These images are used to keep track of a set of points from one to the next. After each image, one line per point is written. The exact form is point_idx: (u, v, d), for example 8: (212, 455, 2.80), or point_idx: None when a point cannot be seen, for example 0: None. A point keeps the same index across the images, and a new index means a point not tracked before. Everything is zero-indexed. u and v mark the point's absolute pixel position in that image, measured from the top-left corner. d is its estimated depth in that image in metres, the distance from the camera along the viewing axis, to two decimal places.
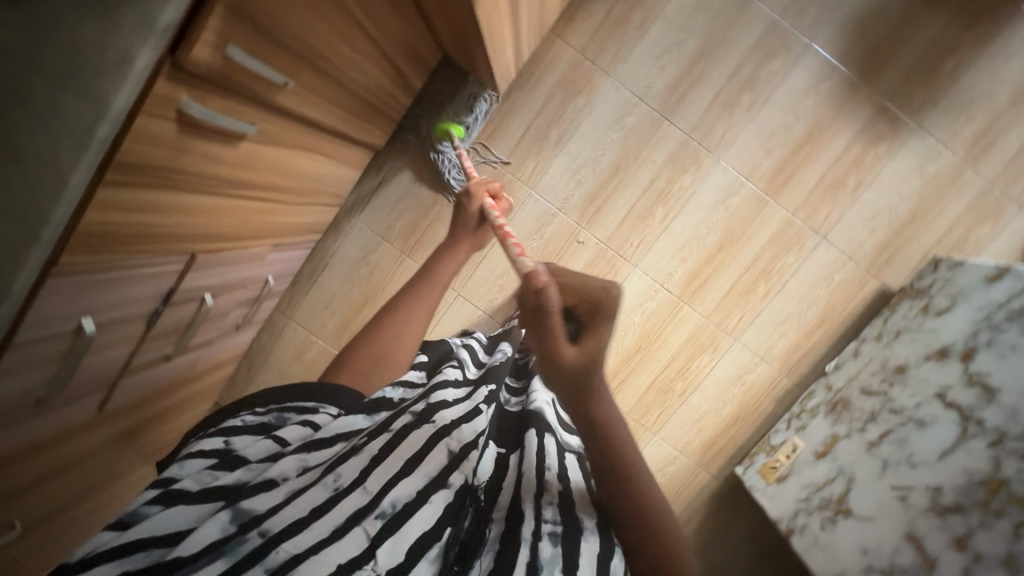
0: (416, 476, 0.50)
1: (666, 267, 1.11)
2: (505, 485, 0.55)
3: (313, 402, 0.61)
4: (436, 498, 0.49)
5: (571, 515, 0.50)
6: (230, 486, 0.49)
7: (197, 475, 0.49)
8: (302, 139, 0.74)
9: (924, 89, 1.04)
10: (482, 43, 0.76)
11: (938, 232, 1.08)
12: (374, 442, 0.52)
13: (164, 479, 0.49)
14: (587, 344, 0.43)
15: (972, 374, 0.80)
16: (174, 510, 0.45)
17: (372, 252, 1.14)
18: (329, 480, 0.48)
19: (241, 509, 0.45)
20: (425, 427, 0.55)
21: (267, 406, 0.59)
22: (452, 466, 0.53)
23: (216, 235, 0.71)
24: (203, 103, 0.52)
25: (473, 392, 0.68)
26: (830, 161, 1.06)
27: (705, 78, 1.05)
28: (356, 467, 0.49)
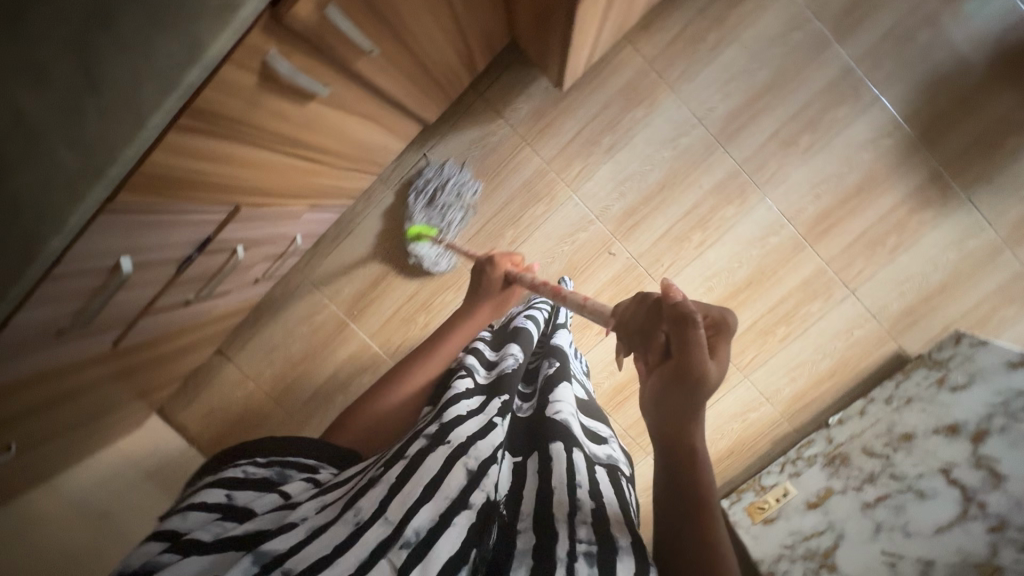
0: (438, 499, 0.45)
1: (692, 293, 1.11)
2: (526, 498, 0.51)
3: (314, 460, 0.58)
4: (460, 520, 0.44)
5: (605, 532, 0.46)
6: (246, 532, 0.44)
7: (206, 526, 0.44)
8: (366, 106, 0.72)
9: (981, 163, 1.03)
10: (576, 28, 0.73)
11: (963, 307, 1.08)
12: (391, 472, 0.48)
13: (168, 532, 0.44)
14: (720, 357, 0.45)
15: (981, 456, 0.81)
16: (190, 559, 0.40)
17: (401, 227, 1.12)
18: (349, 515, 0.44)
19: (263, 550, 0.41)
20: (440, 450, 0.50)
21: (267, 458, 0.54)
22: (472, 485, 0.47)
23: (258, 191, 0.68)
24: (289, 60, 0.50)
25: (484, 403, 0.61)
26: (874, 217, 1.06)
27: (769, 112, 1.03)
28: (377, 498, 0.45)
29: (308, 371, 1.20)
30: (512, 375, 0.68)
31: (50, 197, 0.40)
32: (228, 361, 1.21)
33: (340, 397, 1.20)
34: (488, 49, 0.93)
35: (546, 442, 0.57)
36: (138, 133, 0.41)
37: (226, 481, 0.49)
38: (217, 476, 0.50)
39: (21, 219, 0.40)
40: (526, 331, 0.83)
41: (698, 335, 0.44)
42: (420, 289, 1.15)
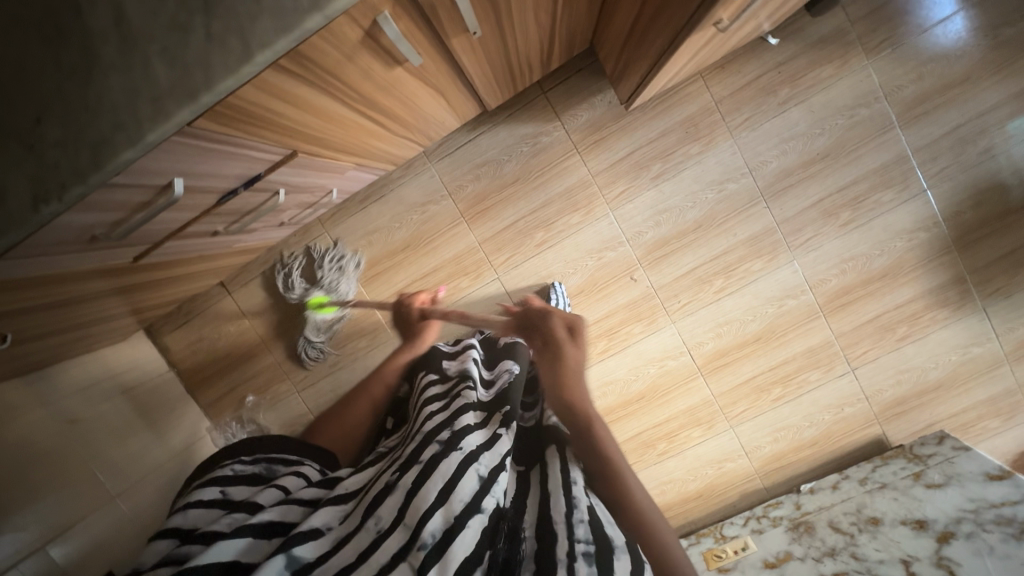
0: (453, 502, 0.48)
1: (700, 336, 1.11)
2: (529, 506, 0.53)
3: (296, 455, 0.60)
4: (473, 523, 0.47)
5: (602, 532, 0.46)
6: (261, 521, 0.47)
7: (217, 522, 0.47)
8: (440, 80, 0.71)
9: (1006, 276, 1.05)
10: (666, 53, 0.73)
11: (952, 409, 1.11)
12: (407, 478, 0.52)
13: (174, 529, 0.47)
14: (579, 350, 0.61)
15: (942, 556, 0.82)
16: (215, 547, 0.43)
17: (433, 203, 1.11)
18: (371, 523, 0.48)
19: (294, 555, 0.44)
20: (454, 455, 0.53)
21: (254, 456, 0.57)
22: (483, 491, 0.50)
23: (316, 141, 0.65)
24: (396, 24, 0.49)
25: (488, 418, 0.63)
26: (892, 304, 1.07)
27: (818, 179, 1.04)
28: (395, 505, 0.49)
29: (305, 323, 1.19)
30: (514, 390, 0.69)
31: (136, 110, 0.41)
32: (228, 295, 1.19)
33: (332, 357, 1.20)
34: (565, 50, 0.92)
35: (552, 445, 0.57)
36: (241, 67, 0.41)
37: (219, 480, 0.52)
38: (209, 476, 0.53)
39: (103, 120, 0.41)
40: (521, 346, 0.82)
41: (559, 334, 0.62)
42: (437, 270, 1.13)
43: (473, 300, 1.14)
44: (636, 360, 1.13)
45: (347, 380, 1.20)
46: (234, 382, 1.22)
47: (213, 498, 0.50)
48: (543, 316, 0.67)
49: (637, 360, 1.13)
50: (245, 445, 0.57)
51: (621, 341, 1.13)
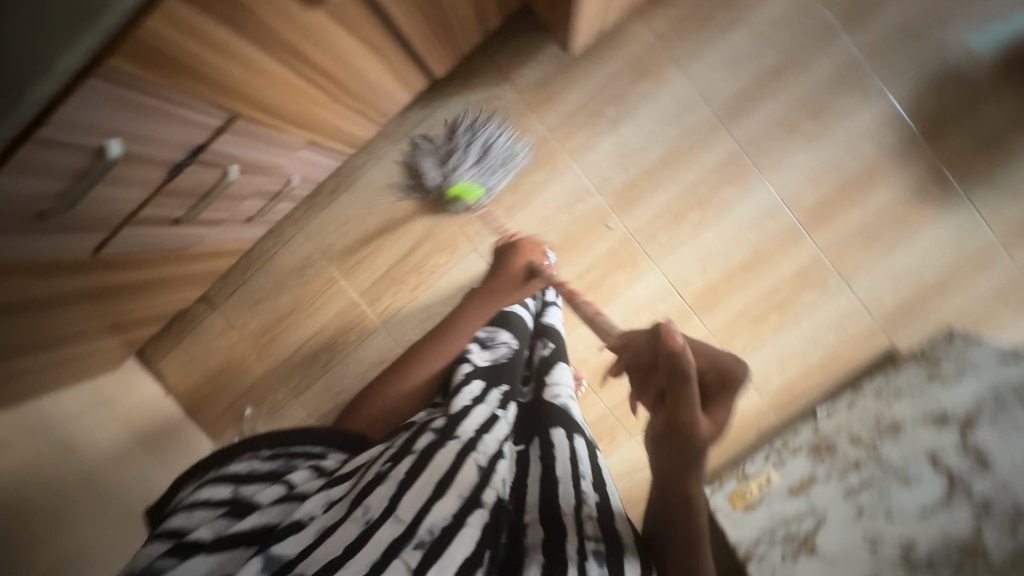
0: (450, 497, 0.56)
1: (686, 274, 1.10)
2: (530, 489, 0.63)
3: (318, 447, 0.68)
4: (472, 520, 0.55)
5: (610, 530, 0.58)
6: (249, 528, 0.53)
7: (211, 524, 0.54)
8: (369, 34, 0.73)
9: (983, 162, 1.03)
10: None
11: (960, 306, 1.07)
12: (399, 468, 0.59)
13: (175, 530, 0.53)
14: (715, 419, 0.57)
15: (970, 444, 0.78)
16: (195, 559, 0.50)
17: (400, 184, 1.12)
18: (359, 514, 0.54)
19: (273, 555, 0.50)
20: (450, 446, 0.62)
21: (274, 453, 0.64)
22: (483, 483, 0.59)
23: (256, 101, 0.67)
24: None
25: (486, 392, 0.74)
26: (874, 209, 1.05)
27: (774, 96, 1.03)
28: (385, 496, 0.55)
29: (293, 326, 1.18)
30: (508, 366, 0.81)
31: (42, 41, 0.41)
32: (213, 309, 1.19)
33: (324, 356, 1.18)
34: (497, 5, 0.95)
35: (550, 431, 0.69)
36: None
37: (233, 481, 0.59)
38: (225, 474, 0.60)
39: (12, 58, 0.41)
40: (518, 320, 0.94)
41: (693, 387, 0.57)
42: (415, 250, 1.14)
43: (455, 275, 1.14)
44: (626, 309, 1.12)
45: (341, 377, 1.18)
46: (232, 397, 1.21)
47: (222, 497, 0.57)
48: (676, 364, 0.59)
49: (626, 309, 1.12)
50: (266, 441, 0.65)
51: (608, 293, 1.11)
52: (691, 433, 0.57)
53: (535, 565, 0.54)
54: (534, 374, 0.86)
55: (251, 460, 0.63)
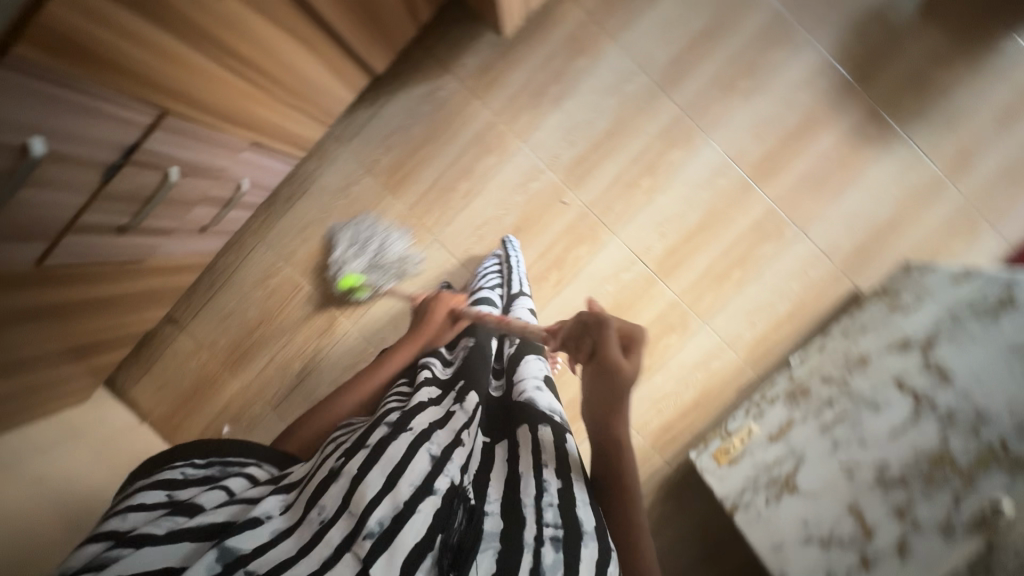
0: (402, 487, 0.52)
1: (646, 240, 1.11)
2: (493, 481, 0.59)
3: (250, 457, 0.60)
4: (425, 507, 0.52)
5: (572, 520, 0.54)
6: (200, 524, 0.48)
7: (155, 523, 0.47)
8: (291, 23, 0.75)
9: (915, 99, 1.06)
10: None
11: (913, 241, 1.09)
12: (352, 463, 0.54)
13: (109, 532, 0.47)
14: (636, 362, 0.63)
15: (932, 362, 0.79)
16: (146, 551, 0.45)
17: (355, 183, 1.13)
18: (314, 514, 0.50)
19: (227, 548, 0.46)
20: (403, 437, 0.56)
21: (209, 459, 0.56)
22: (436, 471, 0.55)
23: (188, 98, 0.68)
24: None
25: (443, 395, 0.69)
26: (818, 156, 1.08)
27: (707, 58, 1.07)
28: (338, 494, 0.51)
29: (264, 337, 1.18)
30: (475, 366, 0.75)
31: None
32: (181, 330, 1.18)
33: (298, 364, 1.18)
34: None
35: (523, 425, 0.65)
36: None
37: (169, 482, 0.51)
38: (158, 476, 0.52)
39: None
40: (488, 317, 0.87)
41: (612, 333, 0.63)
42: None
43: (420, 268, 1.14)
44: (592, 282, 1.12)
45: (317, 384, 1.17)
46: (209, 417, 1.20)
47: (157, 500, 0.50)
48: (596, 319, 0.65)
49: (592, 281, 1.12)
50: (203, 448, 0.57)
51: (572, 268, 1.12)
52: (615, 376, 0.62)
53: (489, 551, 0.51)
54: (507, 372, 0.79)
55: (184, 467, 0.55)
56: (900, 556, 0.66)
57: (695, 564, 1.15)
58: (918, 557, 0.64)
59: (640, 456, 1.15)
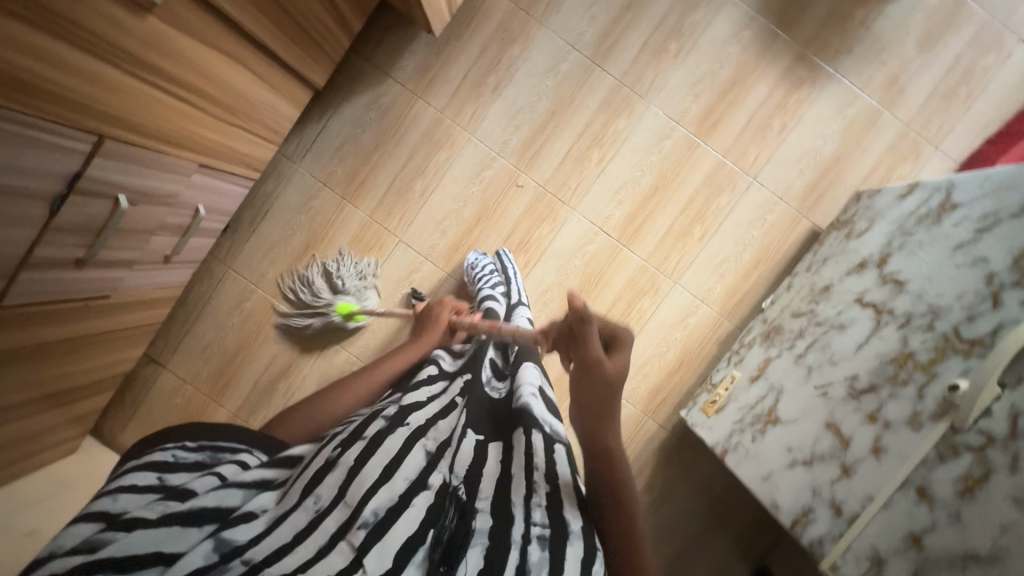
0: (397, 480, 0.51)
1: (604, 210, 1.13)
2: (487, 474, 0.57)
3: (244, 444, 0.54)
4: (418, 501, 0.51)
5: (559, 518, 0.52)
6: (195, 509, 0.44)
7: (148, 506, 0.43)
8: (222, 42, 0.78)
9: (839, 37, 1.10)
10: None
11: (862, 172, 1.12)
12: (349, 454, 0.52)
13: (99, 512, 0.42)
14: (617, 360, 0.58)
15: (887, 274, 0.80)
16: (139, 535, 0.41)
17: (314, 198, 1.15)
18: (309, 503, 0.49)
19: (223, 538, 0.44)
20: (399, 432, 0.56)
21: (200, 441, 0.50)
22: (429, 467, 0.55)
23: (129, 121, 0.70)
24: None
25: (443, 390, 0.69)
26: (756, 105, 1.11)
27: (634, 28, 1.10)
28: (334, 485, 0.50)
29: (246, 362, 1.18)
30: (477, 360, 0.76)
31: None
32: (163, 367, 1.18)
33: (282, 384, 1.18)
34: (356, 7, 1.00)
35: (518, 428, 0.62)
36: None
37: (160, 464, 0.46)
38: (149, 455, 0.47)
39: None
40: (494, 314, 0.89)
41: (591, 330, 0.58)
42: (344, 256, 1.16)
43: (389, 272, 1.16)
44: (560, 259, 1.14)
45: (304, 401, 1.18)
46: None
47: (147, 483, 0.45)
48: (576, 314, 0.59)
49: (559, 258, 1.14)
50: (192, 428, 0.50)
51: (538, 247, 1.14)
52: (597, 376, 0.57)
53: (478, 547, 0.49)
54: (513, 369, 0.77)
55: (173, 448, 0.48)
56: (876, 456, 0.63)
57: (704, 523, 1.15)
58: (892, 453, 0.62)
59: (633, 424, 1.16)
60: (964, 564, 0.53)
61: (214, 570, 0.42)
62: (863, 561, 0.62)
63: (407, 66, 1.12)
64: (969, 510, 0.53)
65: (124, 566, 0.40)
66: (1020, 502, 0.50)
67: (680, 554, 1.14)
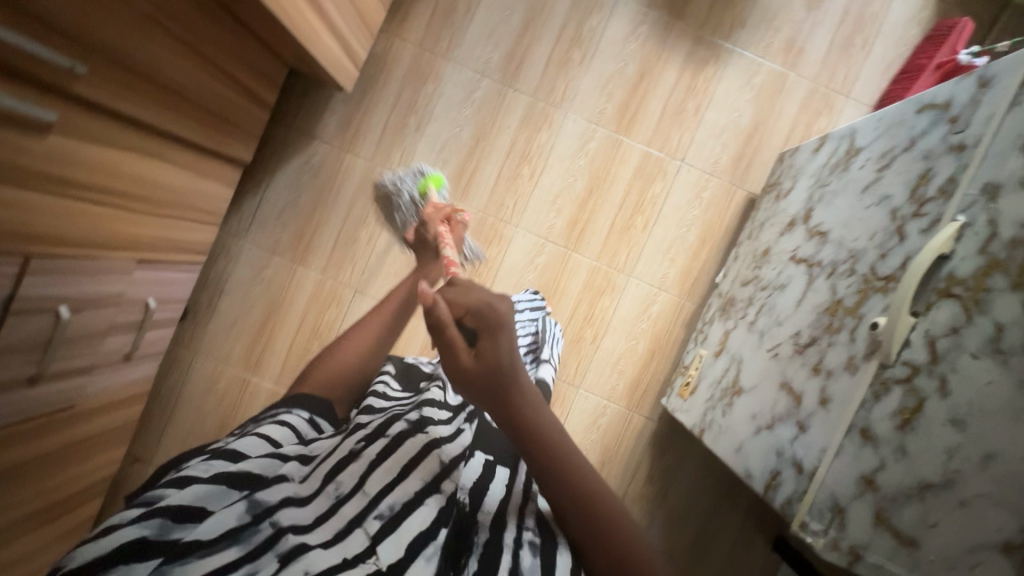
0: (413, 479, 0.54)
1: (546, 221, 1.16)
2: (492, 490, 0.58)
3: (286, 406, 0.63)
4: (430, 500, 0.53)
5: (549, 532, 0.56)
6: (237, 470, 0.49)
7: (198, 466, 0.48)
8: (139, 143, 0.80)
9: (730, 13, 1.15)
10: (293, 35, 0.84)
11: (783, 134, 1.16)
12: (371, 448, 0.56)
13: (146, 499, 0.44)
14: (485, 356, 0.49)
15: (812, 228, 0.83)
16: (190, 489, 0.45)
17: (265, 267, 1.17)
18: (330, 489, 0.52)
19: (257, 500, 0.47)
20: (420, 436, 0.59)
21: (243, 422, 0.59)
22: (444, 474, 0.56)
23: (54, 236, 0.73)
24: (10, 95, 0.58)
25: (453, 414, 0.68)
26: (667, 92, 1.15)
27: (537, 44, 1.15)
28: (355, 473, 0.53)
29: None
30: None
31: None
32: (149, 464, 1.18)
33: None
34: (267, 81, 1.04)
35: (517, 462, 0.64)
36: None
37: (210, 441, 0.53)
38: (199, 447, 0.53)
39: None
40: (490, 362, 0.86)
41: (454, 336, 0.49)
42: (305, 317, 1.17)
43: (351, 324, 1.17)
44: (513, 277, 1.16)
45: None
46: None
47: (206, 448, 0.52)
48: (434, 320, 0.50)
49: (513, 276, 1.16)
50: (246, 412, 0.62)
51: (490, 270, 1.16)
52: (485, 385, 0.50)
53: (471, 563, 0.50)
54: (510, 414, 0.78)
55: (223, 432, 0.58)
56: (824, 406, 0.64)
57: (713, 505, 1.14)
58: (837, 400, 0.62)
59: (620, 422, 1.16)
60: (919, 495, 0.54)
61: (247, 529, 0.45)
62: (826, 513, 0.60)
63: (329, 125, 1.16)
64: (913, 441, 0.55)
65: (176, 515, 0.43)
66: (957, 423, 0.52)
67: (695, 541, 1.13)
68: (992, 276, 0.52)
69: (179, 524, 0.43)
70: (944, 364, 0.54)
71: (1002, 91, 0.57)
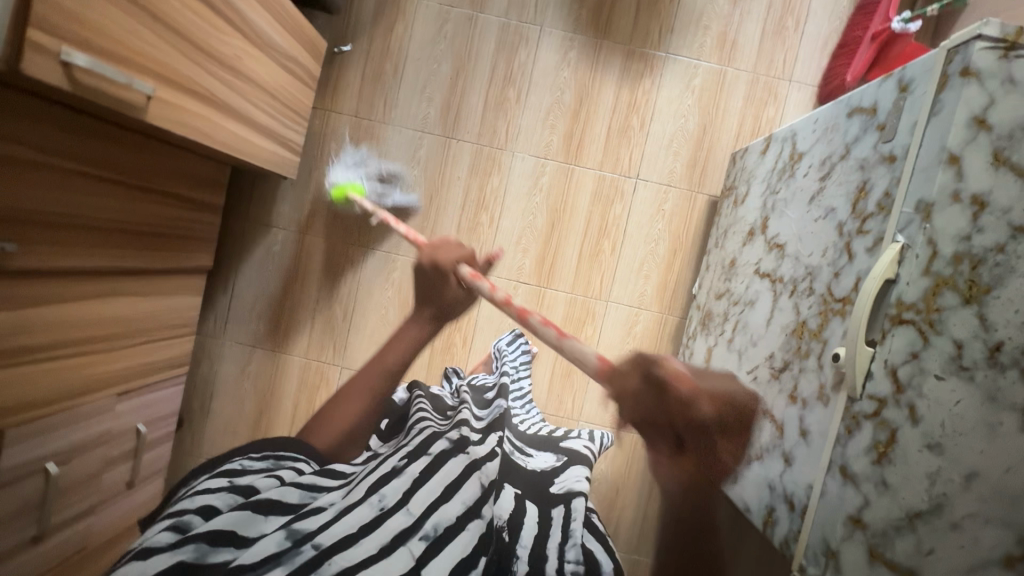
0: (455, 502, 0.57)
1: (515, 263, 1.15)
2: (526, 522, 0.59)
3: (303, 454, 0.63)
4: (472, 526, 0.56)
5: (592, 561, 0.57)
6: (263, 498, 0.53)
7: (220, 497, 0.53)
8: (91, 289, 0.81)
9: (657, 20, 1.13)
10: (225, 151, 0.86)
11: (732, 131, 1.14)
12: (415, 465, 0.60)
13: (181, 524, 0.49)
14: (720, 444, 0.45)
15: (770, 240, 0.82)
16: (217, 519, 0.50)
17: (249, 362, 1.18)
18: (375, 501, 0.55)
19: (294, 528, 0.50)
20: (460, 458, 0.63)
21: (262, 454, 0.62)
22: (483, 499, 0.59)
23: (25, 403, 0.74)
24: None
25: (487, 435, 0.72)
26: (609, 112, 1.14)
27: (470, 90, 1.14)
28: (399, 490, 0.56)
29: None
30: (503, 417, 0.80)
31: None
32: None
33: None
34: (213, 188, 1.05)
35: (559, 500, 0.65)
36: None
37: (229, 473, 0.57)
38: (219, 469, 0.58)
39: None
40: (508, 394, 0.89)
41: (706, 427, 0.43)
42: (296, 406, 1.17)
43: None
44: (493, 324, 1.16)
45: None
46: None
47: (220, 485, 0.55)
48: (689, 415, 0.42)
49: (493, 323, 1.16)
50: (255, 447, 0.63)
51: (469, 321, 1.17)
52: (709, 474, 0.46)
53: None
54: (539, 450, 0.81)
55: (241, 459, 0.61)
56: (805, 439, 0.63)
57: None
58: (815, 432, 0.62)
59: None
60: (910, 524, 0.53)
61: (288, 553, 0.48)
62: (820, 557, 0.58)
63: (284, 212, 1.16)
64: (891, 473, 0.53)
65: (210, 541, 0.47)
66: (933, 447, 0.51)
67: None
68: (942, 294, 0.51)
69: (213, 548, 0.47)
70: (909, 392, 0.52)
71: (921, 96, 0.56)
